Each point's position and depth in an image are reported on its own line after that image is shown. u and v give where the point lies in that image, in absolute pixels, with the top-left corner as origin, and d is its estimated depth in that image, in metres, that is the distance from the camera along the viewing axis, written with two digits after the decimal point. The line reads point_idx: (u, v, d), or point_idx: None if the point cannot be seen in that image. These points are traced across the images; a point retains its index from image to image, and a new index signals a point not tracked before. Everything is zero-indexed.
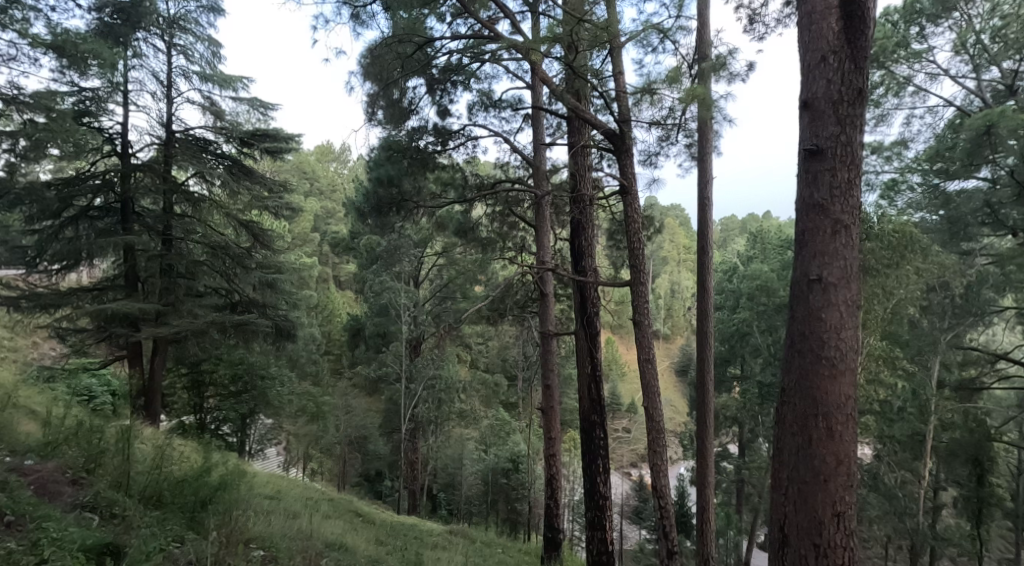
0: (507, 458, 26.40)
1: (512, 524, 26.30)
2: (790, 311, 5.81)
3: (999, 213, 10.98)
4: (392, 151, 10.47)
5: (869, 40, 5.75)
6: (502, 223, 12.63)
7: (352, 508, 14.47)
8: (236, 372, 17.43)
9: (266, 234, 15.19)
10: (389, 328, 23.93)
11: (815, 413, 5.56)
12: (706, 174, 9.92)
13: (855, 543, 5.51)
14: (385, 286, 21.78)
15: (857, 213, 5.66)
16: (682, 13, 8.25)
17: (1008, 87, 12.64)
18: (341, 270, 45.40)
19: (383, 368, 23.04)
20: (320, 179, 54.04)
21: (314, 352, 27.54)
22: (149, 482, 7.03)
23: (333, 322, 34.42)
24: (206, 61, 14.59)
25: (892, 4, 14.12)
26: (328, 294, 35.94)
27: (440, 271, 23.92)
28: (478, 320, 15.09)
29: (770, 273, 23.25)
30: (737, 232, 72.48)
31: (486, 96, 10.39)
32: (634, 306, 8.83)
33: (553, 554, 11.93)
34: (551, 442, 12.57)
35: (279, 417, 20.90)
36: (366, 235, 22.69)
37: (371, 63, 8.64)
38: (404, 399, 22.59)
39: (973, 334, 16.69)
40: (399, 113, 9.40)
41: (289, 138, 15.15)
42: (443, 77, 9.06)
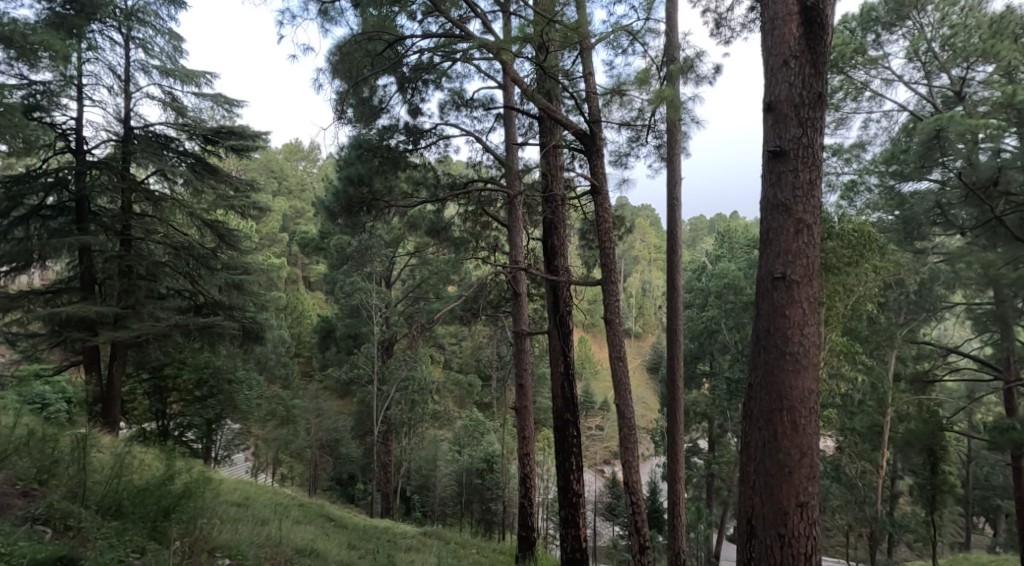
0: (481, 458, 26.60)
1: (487, 524, 26.49)
2: (756, 308, 6.15)
3: (950, 214, 11.13)
4: (363, 150, 10.66)
5: (828, 46, 6.10)
6: (474, 224, 12.76)
7: (323, 512, 14.54)
8: (200, 376, 17.23)
9: (233, 235, 15.27)
10: (360, 330, 23.97)
11: (780, 407, 5.90)
12: (674, 174, 10.25)
13: (818, 532, 5.87)
14: (357, 287, 21.89)
15: (818, 213, 6.02)
16: (650, 15, 8.58)
17: (957, 93, 13.23)
18: (310, 271, 45.13)
19: (354, 370, 23.10)
20: (289, 178, 53.62)
21: (283, 355, 27.39)
22: (108, 491, 7.11)
23: (303, 324, 34.24)
24: (167, 55, 14.59)
25: (850, 12, 14.64)
26: (299, 294, 35.74)
27: (412, 271, 24.03)
28: (451, 319, 15.26)
29: (736, 272, 23.79)
30: (706, 232, 73.85)
31: (457, 96, 10.60)
32: (605, 305, 9.14)
33: (527, 553, 12.21)
34: (525, 440, 12.84)
35: (247, 422, 20.76)
36: (336, 235, 22.72)
37: (340, 60, 8.73)
38: (377, 401, 22.63)
39: (928, 329, 17.30)
40: (369, 111, 9.51)
41: (256, 136, 15.15)
42: (414, 75, 9.27)
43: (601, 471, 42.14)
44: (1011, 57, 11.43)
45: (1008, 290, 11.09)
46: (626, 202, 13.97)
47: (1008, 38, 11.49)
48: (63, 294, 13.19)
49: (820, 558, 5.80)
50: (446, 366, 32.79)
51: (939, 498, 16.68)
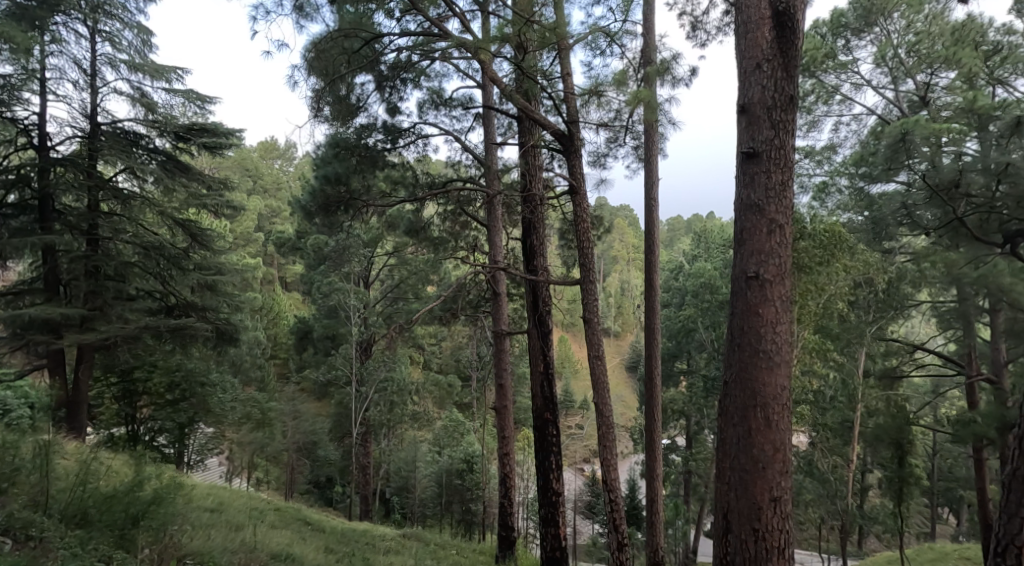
0: (461, 458, 26.68)
1: (467, 525, 26.56)
2: (731, 306, 6.36)
3: (915, 215, 11.33)
4: (339, 148, 10.68)
5: (799, 51, 6.34)
6: (453, 223, 12.92)
7: (301, 516, 14.55)
8: (172, 379, 16.70)
9: (205, 234, 15.27)
10: (338, 330, 23.89)
11: (753, 404, 6.13)
12: (652, 174, 10.48)
13: (791, 526, 6.10)
14: (334, 287, 21.83)
15: (790, 213, 6.25)
16: (628, 17, 8.82)
17: (922, 98, 13.64)
18: (287, 271, 44.82)
19: (332, 371, 23.04)
20: (264, 177, 53.15)
21: (258, 357, 27.20)
22: (73, 500, 7.16)
23: (279, 325, 34.01)
24: (135, 49, 14.52)
25: (821, 17, 14.96)
26: (274, 294, 35.47)
27: (391, 272, 24.06)
28: (431, 319, 15.36)
29: (712, 271, 24.15)
30: (682, 232, 74.73)
31: (436, 94, 10.74)
32: (584, 305, 9.36)
33: (507, 553, 12.38)
34: (505, 440, 13.01)
35: (221, 426, 20.53)
36: (313, 235, 22.65)
37: (316, 57, 8.94)
38: (356, 403, 22.57)
39: (897, 327, 17.72)
40: (347, 109, 9.46)
41: (229, 134, 15.12)
42: (392, 74, 9.42)
43: (581, 470, 42.37)
44: (972, 64, 11.89)
45: (970, 289, 11.44)
46: (604, 202, 14.14)
47: (969, 46, 11.91)
48: (25, 295, 13.08)
49: (793, 550, 6.04)
50: (425, 367, 32.85)
51: (907, 491, 17.11)
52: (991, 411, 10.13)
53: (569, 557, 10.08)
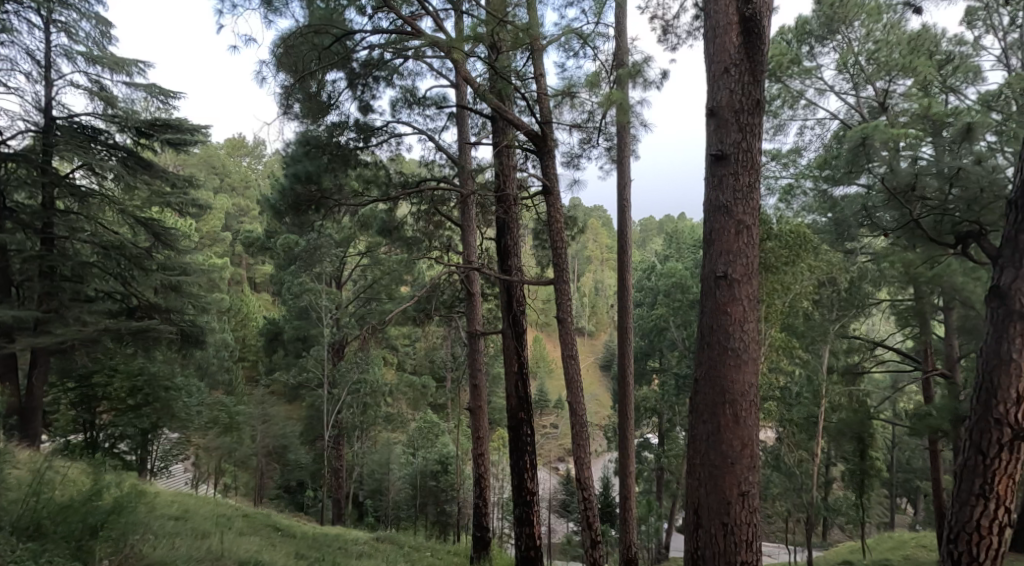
0: (435, 460, 26.76)
1: (442, 527, 26.61)
2: (700, 305, 6.54)
3: (875, 217, 11.75)
4: (311, 146, 10.66)
5: (766, 56, 6.55)
6: (427, 223, 12.91)
7: (270, 522, 14.56)
8: (134, 384, 16.40)
9: (169, 234, 15.16)
10: (310, 331, 23.77)
11: (723, 401, 6.29)
12: (625, 175, 10.75)
13: (758, 519, 6.29)
14: (305, 288, 21.76)
15: (757, 214, 6.44)
16: (601, 20, 9.07)
17: (881, 104, 14.17)
18: (256, 271, 44.39)
19: (302, 373, 22.89)
20: (232, 175, 52.55)
21: (226, 360, 26.95)
22: (26, 512, 7.06)
23: (249, 327, 33.75)
24: (93, 40, 14.44)
25: (786, 24, 15.39)
26: (243, 295, 35.16)
27: (364, 272, 24.09)
28: (405, 319, 15.47)
29: (683, 271, 24.59)
30: (654, 233, 75.63)
31: (409, 93, 10.80)
32: (558, 304, 9.57)
33: (482, 553, 12.56)
34: (479, 441, 13.19)
35: (186, 432, 20.33)
36: (283, 235, 22.53)
37: (284, 53, 8.73)
38: (328, 405, 22.49)
39: (859, 324, 18.26)
40: (317, 106, 9.62)
41: (194, 130, 14.91)
42: (364, 71, 9.45)
43: (555, 469, 42.63)
44: (927, 73, 12.49)
45: (927, 288, 12.11)
46: (578, 203, 14.34)
47: (924, 56, 12.54)
48: None
49: (760, 544, 6.22)
50: (399, 368, 32.90)
51: (869, 484, 17.67)
52: (945, 405, 10.60)
53: (543, 556, 10.31)
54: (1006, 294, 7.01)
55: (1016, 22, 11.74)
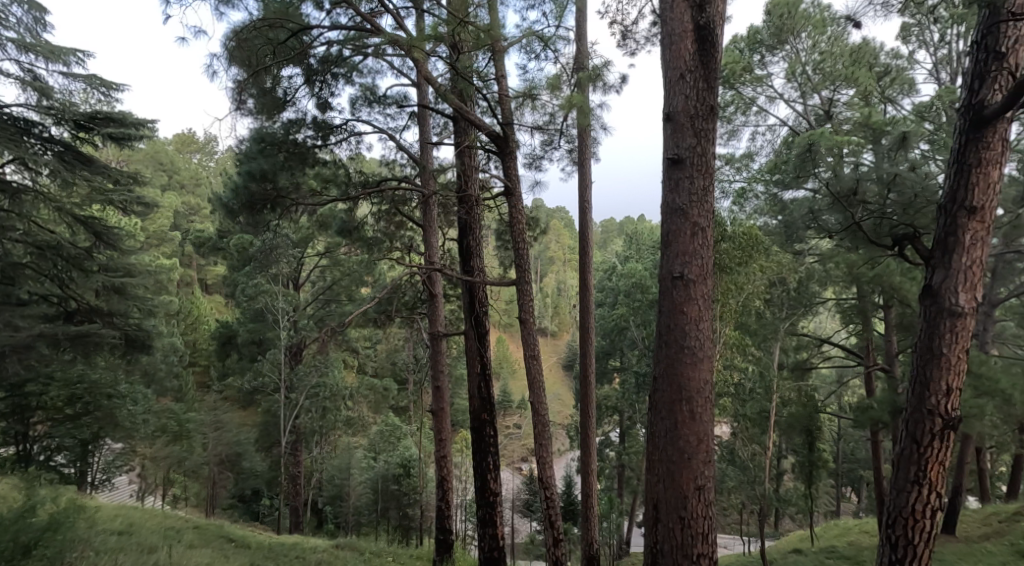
0: (397, 464, 26.59)
1: (404, 531, 26.56)
2: (659, 305, 6.85)
3: (821, 220, 12.51)
4: (265, 144, 10.45)
5: (719, 63, 6.86)
6: (389, 224, 13.20)
7: (223, 532, 14.42)
8: (73, 392, 15.73)
9: (113, 233, 14.87)
10: (265, 334, 23.47)
11: (680, 397, 6.62)
12: (586, 177, 11.11)
13: (714, 512, 6.64)
14: (260, 290, 21.42)
15: (711, 217, 6.77)
16: (561, 24, 9.39)
17: (826, 112, 14.82)
18: (209, 273, 43.50)
19: (258, 378, 22.53)
20: (181, 172, 50.78)
21: (177, 365, 26.37)
22: None
23: (200, 330, 33.07)
24: (26, 27, 13.96)
25: (739, 33, 15.93)
26: (195, 297, 34.45)
27: (322, 273, 23.89)
28: (367, 322, 15.61)
29: (642, 271, 25.15)
30: (615, 233, 76.85)
31: (368, 91, 10.70)
32: (520, 305, 9.86)
33: (445, 556, 12.72)
34: (443, 443, 13.43)
35: (132, 441, 19.77)
36: (236, 235, 22.17)
37: (238, 46, 8.59)
38: (286, 410, 22.16)
39: (808, 322, 18.95)
40: (272, 103, 9.43)
41: (139, 125, 14.39)
42: (321, 68, 9.38)
43: (519, 469, 42.93)
44: (867, 84, 13.26)
45: (868, 287, 12.81)
46: (540, 204, 14.55)
47: (865, 67, 13.22)
48: None
49: (715, 536, 6.57)
50: (360, 370, 32.90)
51: (817, 475, 18.37)
52: (885, 398, 11.30)
53: (506, 556, 10.58)
54: (937, 293, 7.45)
55: (947, 38, 12.44)
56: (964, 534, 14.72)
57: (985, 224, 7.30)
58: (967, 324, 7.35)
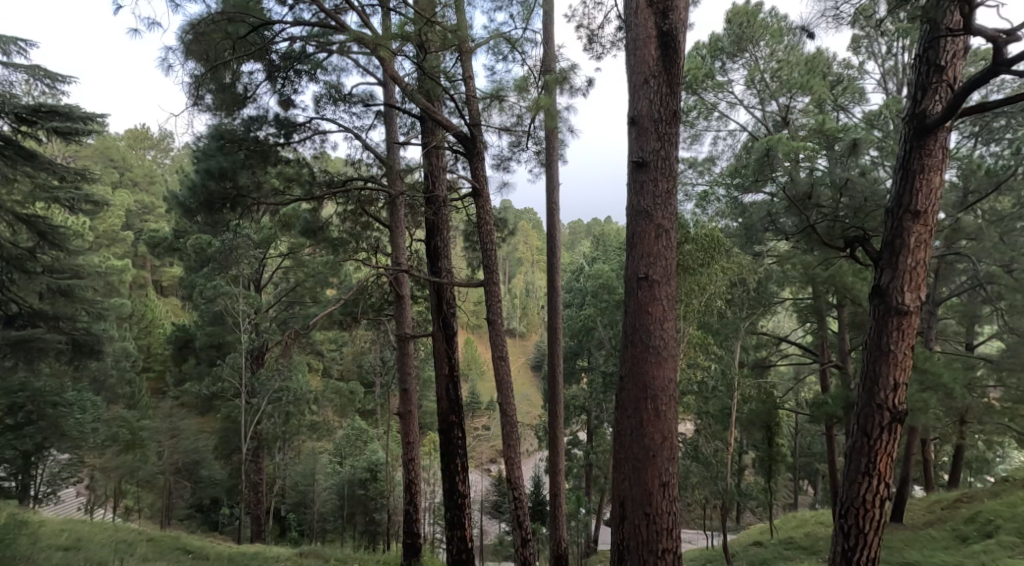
0: (365, 468, 26.61)
1: (371, 536, 26.48)
2: (625, 305, 7.10)
3: (779, 222, 12.94)
4: (224, 141, 10.10)
5: (682, 69, 7.12)
6: (355, 224, 13.07)
7: (180, 544, 14.09)
8: (14, 402, 15.77)
9: (58, 233, 14.72)
10: (225, 337, 22.14)
11: (645, 395, 6.88)
12: (553, 178, 11.36)
13: (677, 508, 6.93)
14: (219, 292, 20.54)
15: (675, 219, 7.05)
16: (528, 26, 9.63)
17: (783, 119, 15.35)
18: (164, 274, 42.41)
19: (218, 383, 21.48)
20: (135, 168, 47.49)
21: (130, 371, 25.59)
22: None
23: (154, 334, 32.27)
24: None
25: (701, 40, 16.27)
26: (149, 300, 33.62)
27: (286, 275, 23.42)
28: (332, 325, 15.62)
29: (609, 272, 25.54)
30: (583, 235, 77.60)
31: (334, 89, 10.36)
32: (488, 306, 10.07)
33: (413, 559, 12.82)
34: (410, 445, 13.66)
35: (79, 452, 19.10)
36: (193, 235, 21.51)
37: (194, 40, 8.41)
38: (246, 416, 21.43)
39: (767, 321, 19.47)
40: (231, 99, 9.36)
41: (87, 118, 14.13)
42: (283, 64, 9.28)
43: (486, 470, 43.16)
44: (822, 92, 13.91)
45: (823, 287, 13.30)
46: (507, 205, 14.74)
47: (819, 75, 13.88)
48: None
49: (679, 531, 6.86)
50: (326, 373, 32.83)
51: (776, 469, 18.93)
52: (838, 394, 11.80)
53: (475, 557, 10.76)
54: (886, 292, 7.84)
55: (892, 50, 13.02)
56: (911, 522, 15.35)
57: (929, 226, 7.71)
58: (912, 322, 7.75)
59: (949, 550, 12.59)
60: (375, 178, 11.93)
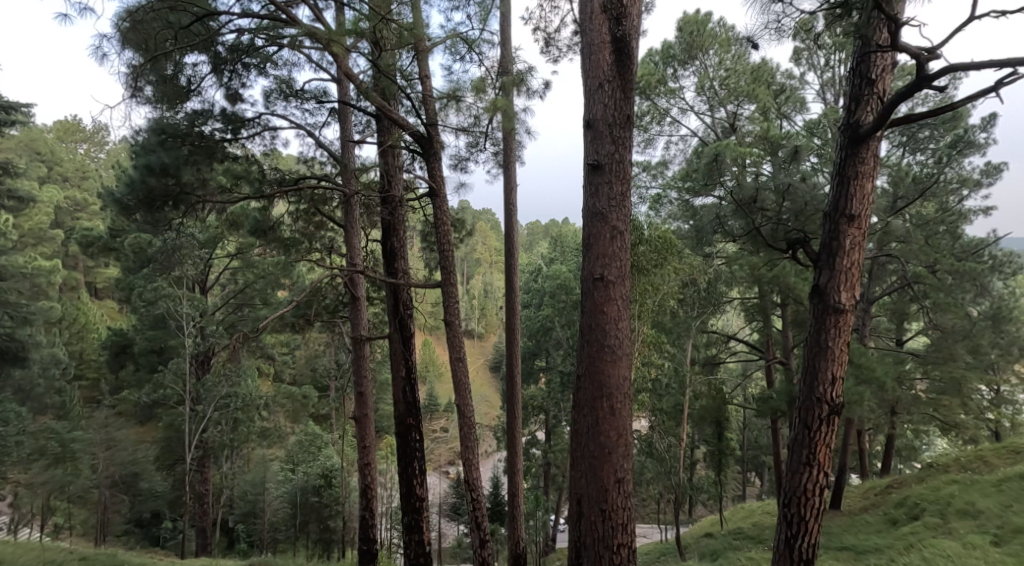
0: (318, 474, 26.26)
1: (326, 544, 26.05)
2: (581, 304, 7.40)
3: (726, 225, 13.53)
4: (165, 135, 9.75)
5: (634, 74, 7.43)
6: (306, 223, 12.89)
7: (114, 561, 13.34)
8: None
9: None
10: (167, 342, 21.44)
11: (600, 394, 7.19)
12: (509, 179, 11.61)
13: (632, 503, 7.22)
14: (160, 294, 20.07)
15: (628, 221, 7.36)
16: (485, 27, 9.89)
17: (731, 125, 15.98)
18: (99, 276, 40.81)
19: (159, 391, 21.06)
20: (64, 162, 45.00)
21: (61, 380, 24.35)
22: None
23: (87, 340, 30.93)
24: None
25: (654, 45, 16.61)
26: (80, 303, 32.23)
27: (234, 277, 22.94)
28: (283, 327, 15.37)
29: (567, 273, 25.94)
30: (541, 235, 78.24)
31: (285, 85, 10.36)
32: (446, 308, 10.28)
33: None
34: (365, 449, 13.73)
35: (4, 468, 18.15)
36: (131, 234, 20.70)
37: (131, 27, 8.48)
38: (191, 424, 20.87)
39: (717, 319, 20.08)
40: (174, 91, 9.11)
41: (11, 109, 14.02)
42: (230, 57, 9.31)
43: (445, 471, 43.28)
44: (766, 101, 14.82)
45: (768, 287, 13.85)
46: (465, 206, 14.87)
47: (764, 86, 14.85)
48: None
49: (633, 525, 7.18)
50: (278, 378, 32.46)
51: (726, 463, 19.44)
52: (781, 389, 12.38)
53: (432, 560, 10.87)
54: (824, 292, 8.30)
55: (831, 62, 13.68)
56: (849, 509, 16.08)
57: (862, 229, 8.20)
58: (847, 319, 8.24)
59: (881, 533, 13.27)
60: (330, 177, 11.97)
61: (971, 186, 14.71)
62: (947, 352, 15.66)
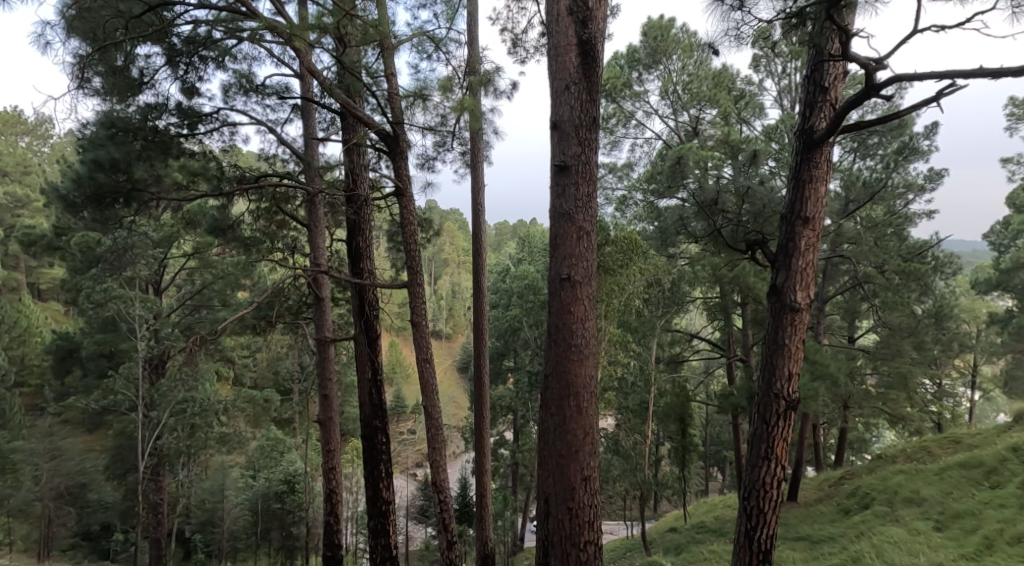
0: (280, 480, 26.09)
1: (290, 550, 25.89)
2: (548, 303, 7.59)
3: (689, 226, 13.82)
4: (115, 129, 9.72)
5: (598, 76, 7.64)
6: (269, 223, 12.76)
7: None
8: None
9: None
10: (117, 346, 20.99)
11: (568, 393, 7.38)
12: (477, 179, 11.77)
13: (597, 500, 7.44)
14: (109, 295, 19.59)
15: (594, 221, 7.57)
16: (452, 27, 10.04)
17: (693, 128, 16.28)
18: (44, 277, 39.63)
19: (109, 396, 20.48)
20: (5, 156, 43.32)
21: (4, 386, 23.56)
22: None
23: (28, 344, 29.96)
24: None
25: (620, 50, 16.94)
26: (21, 307, 31.27)
27: (191, 277, 22.59)
28: (243, 329, 15.11)
29: (533, 274, 26.13)
30: (508, 234, 78.38)
31: (245, 79, 10.36)
32: (413, 308, 10.41)
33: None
34: (330, 454, 13.81)
35: None
36: (75, 233, 20.21)
37: (78, 16, 8.27)
38: (145, 430, 20.31)
39: (681, 319, 20.53)
40: (123, 82, 9.20)
41: None
42: (186, 49, 9.28)
43: (411, 474, 43.12)
44: (727, 105, 15.25)
45: (729, 287, 14.15)
46: (431, 206, 14.98)
47: (725, 90, 15.25)
48: None
49: (599, 522, 7.38)
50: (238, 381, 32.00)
51: (688, 461, 19.71)
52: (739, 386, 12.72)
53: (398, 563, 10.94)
54: (781, 291, 8.62)
55: (787, 69, 14.12)
56: (805, 501, 16.50)
57: (816, 231, 8.54)
58: (803, 317, 8.56)
59: (836, 523, 13.68)
60: (294, 176, 11.97)
61: (916, 190, 15.20)
62: (895, 349, 16.35)
